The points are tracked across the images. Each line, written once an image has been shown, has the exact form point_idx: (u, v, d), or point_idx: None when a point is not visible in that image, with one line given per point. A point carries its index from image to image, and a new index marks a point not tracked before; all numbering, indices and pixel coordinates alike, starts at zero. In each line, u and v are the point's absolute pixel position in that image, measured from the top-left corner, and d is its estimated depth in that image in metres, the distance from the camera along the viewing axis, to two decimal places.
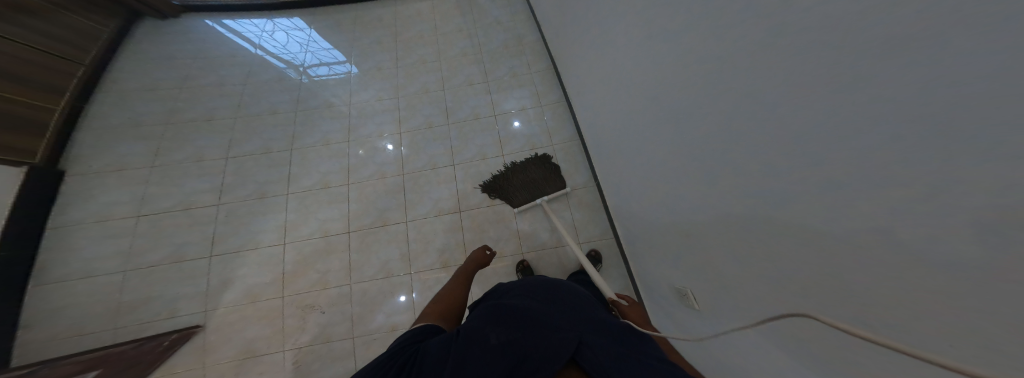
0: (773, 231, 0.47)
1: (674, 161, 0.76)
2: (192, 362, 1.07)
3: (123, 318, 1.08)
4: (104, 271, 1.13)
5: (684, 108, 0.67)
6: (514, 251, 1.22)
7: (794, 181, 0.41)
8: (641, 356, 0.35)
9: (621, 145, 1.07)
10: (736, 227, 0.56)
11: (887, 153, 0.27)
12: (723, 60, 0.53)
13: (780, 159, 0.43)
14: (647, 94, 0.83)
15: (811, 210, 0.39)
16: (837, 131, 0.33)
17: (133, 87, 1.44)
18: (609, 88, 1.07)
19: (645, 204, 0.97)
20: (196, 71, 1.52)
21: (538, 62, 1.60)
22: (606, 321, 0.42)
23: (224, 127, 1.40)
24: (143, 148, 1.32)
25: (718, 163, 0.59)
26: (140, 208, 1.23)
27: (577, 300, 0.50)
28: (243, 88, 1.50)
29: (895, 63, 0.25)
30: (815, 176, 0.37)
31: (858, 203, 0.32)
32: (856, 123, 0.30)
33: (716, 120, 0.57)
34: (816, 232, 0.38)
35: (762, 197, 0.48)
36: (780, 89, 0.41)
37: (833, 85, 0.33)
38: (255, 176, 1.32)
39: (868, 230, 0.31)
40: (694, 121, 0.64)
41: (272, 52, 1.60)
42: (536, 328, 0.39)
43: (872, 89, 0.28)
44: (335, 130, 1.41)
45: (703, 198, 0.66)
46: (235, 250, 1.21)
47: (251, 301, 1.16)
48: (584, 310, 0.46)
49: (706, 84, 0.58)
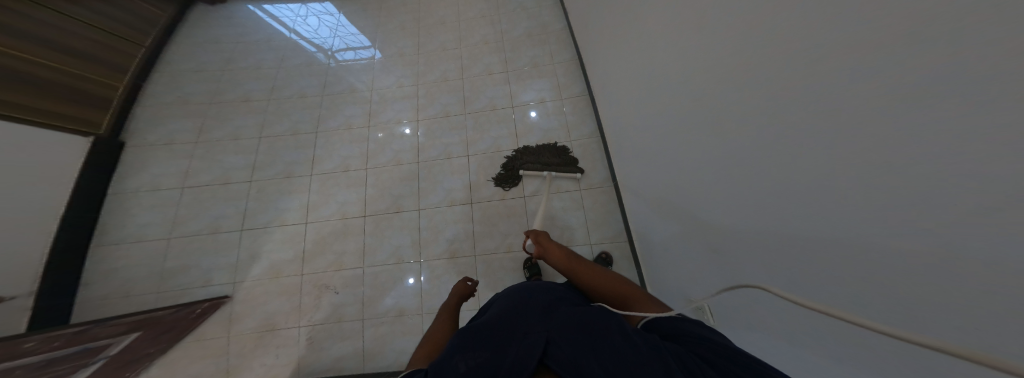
0: (799, 245, 0.40)
1: (696, 163, 0.68)
2: (219, 331, 1.16)
3: (166, 282, 1.19)
4: (150, 237, 1.25)
5: (712, 104, 0.59)
6: (522, 246, 1.17)
7: (824, 185, 0.34)
8: (613, 341, 0.30)
9: (641, 141, 0.98)
10: (756, 237, 0.50)
11: (955, 175, 0.20)
12: (760, 48, 0.45)
13: (818, 169, 0.35)
14: (671, 83, 0.75)
15: (853, 237, 0.31)
16: (886, 136, 0.26)
17: (182, 68, 1.56)
18: (633, 80, 0.98)
19: (660, 206, 0.89)
20: (236, 54, 1.62)
21: (562, 51, 1.51)
22: (573, 311, 0.38)
23: (258, 108, 1.48)
24: (189, 125, 1.44)
25: (745, 170, 0.51)
26: (183, 180, 1.34)
27: (548, 295, 0.45)
28: (276, 71, 1.57)
29: (962, 27, 0.19)
30: (851, 179, 0.31)
31: (897, 211, 0.26)
32: (896, 112, 0.25)
33: (746, 116, 0.49)
34: (845, 246, 0.32)
35: (788, 203, 0.41)
36: (825, 82, 0.33)
37: (888, 77, 0.25)
38: (283, 156, 1.38)
39: (904, 246, 0.25)
40: (722, 119, 0.56)
41: (304, 37, 1.66)
42: (498, 344, 0.34)
43: (923, 65, 0.22)
44: (357, 115, 1.44)
45: (723, 203, 0.58)
46: (264, 226, 1.28)
47: (274, 276, 1.22)
48: (553, 305, 0.41)
49: (738, 69, 0.51)
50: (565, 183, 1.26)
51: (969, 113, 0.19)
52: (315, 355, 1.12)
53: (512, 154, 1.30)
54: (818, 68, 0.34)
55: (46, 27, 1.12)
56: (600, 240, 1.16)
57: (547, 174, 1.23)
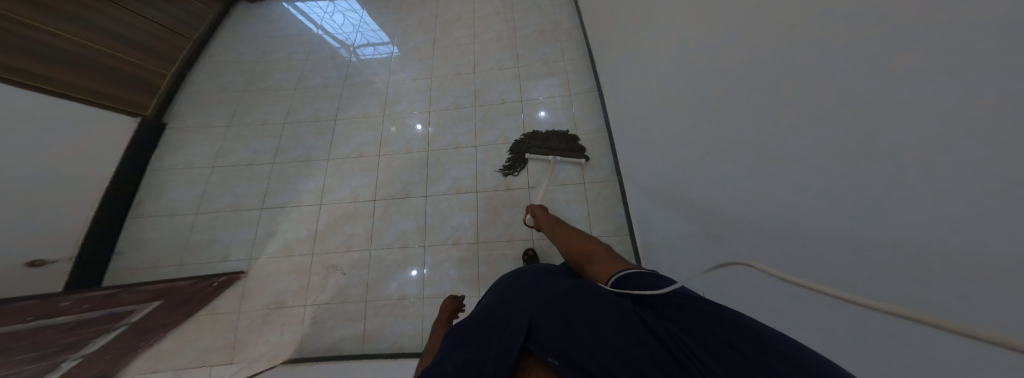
0: (804, 216, 0.38)
1: (701, 147, 0.65)
2: (231, 305, 1.21)
3: (189, 254, 1.27)
4: (179, 212, 1.34)
5: (722, 83, 0.57)
6: (524, 237, 1.16)
7: (838, 146, 0.32)
8: (601, 319, 0.26)
9: (647, 133, 0.96)
10: (754, 217, 0.48)
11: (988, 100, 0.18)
12: (776, 15, 0.43)
13: (831, 131, 0.33)
14: (678, 67, 0.74)
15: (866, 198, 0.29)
16: (909, 77, 0.24)
17: (222, 60, 1.71)
18: (641, 71, 0.97)
19: (663, 197, 0.86)
20: (269, 48, 1.75)
21: (573, 48, 1.53)
22: (553, 284, 0.34)
23: (284, 97, 1.58)
24: (222, 110, 1.55)
25: (752, 147, 0.49)
26: (213, 160, 1.44)
27: (531, 271, 0.42)
28: (303, 64, 1.68)
29: None
30: (863, 133, 0.29)
31: (910, 159, 0.24)
32: (920, 48, 0.23)
33: (756, 89, 0.48)
34: (857, 210, 0.30)
35: (797, 173, 0.39)
36: (844, 36, 0.31)
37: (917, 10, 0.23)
38: (304, 142, 1.47)
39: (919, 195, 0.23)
40: (731, 98, 0.54)
41: (329, 33, 1.77)
42: (477, 336, 0.30)
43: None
44: (373, 105, 1.51)
45: (727, 184, 0.56)
46: (282, 206, 1.35)
47: (287, 254, 1.28)
48: (534, 281, 0.37)
49: (749, 42, 0.49)
50: (569, 176, 1.25)
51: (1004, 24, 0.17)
52: (317, 334, 1.15)
53: (521, 138, 1.32)
54: (837, 23, 0.32)
55: (108, 18, 1.26)
56: (604, 235, 1.14)
57: (554, 159, 1.24)
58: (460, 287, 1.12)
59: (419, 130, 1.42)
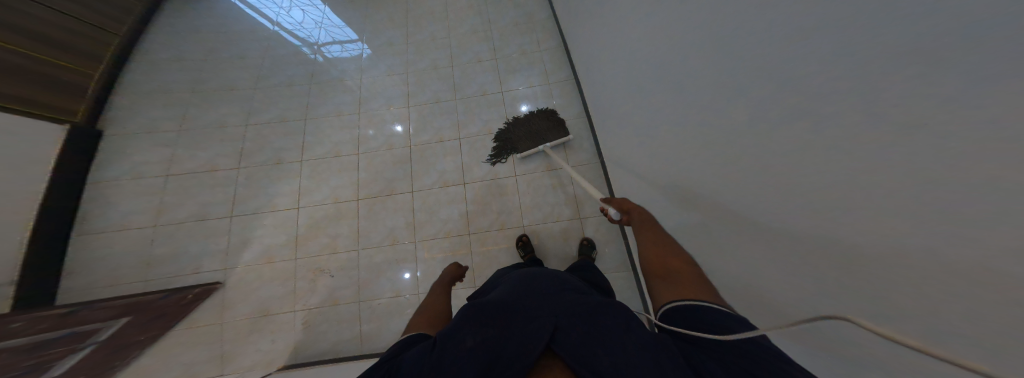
0: (768, 181, 0.47)
1: (676, 127, 0.75)
2: (211, 318, 1.15)
3: (154, 270, 1.18)
4: (137, 224, 1.22)
5: (692, 69, 0.65)
6: (515, 223, 1.23)
7: (790, 125, 0.41)
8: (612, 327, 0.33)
9: (626, 117, 1.05)
10: (728, 185, 0.58)
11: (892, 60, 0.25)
12: (734, 4, 0.51)
13: (786, 96, 0.41)
14: (650, 59, 0.83)
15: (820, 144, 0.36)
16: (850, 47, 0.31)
17: (162, 58, 1.53)
18: (615, 61, 1.05)
19: (645, 176, 0.96)
20: (218, 44, 1.59)
21: (548, 39, 1.58)
22: (572, 298, 0.41)
23: (243, 97, 1.46)
24: (171, 113, 1.41)
25: (722, 118, 0.57)
26: (168, 167, 1.31)
27: (550, 283, 0.49)
28: (261, 61, 1.56)
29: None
30: (809, 114, 0.38)
31: (843, 130, 0.33)
32: (846, 53, 0.31)
33: (720, 81, 0.57)
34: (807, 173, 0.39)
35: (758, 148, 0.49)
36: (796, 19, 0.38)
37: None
38: (273, 143, 1.38)
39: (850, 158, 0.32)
40: (699, 88, 0.63)
41: (288, 29, 1.65)
42: (505, 324, 0.37)
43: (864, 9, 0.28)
44: (347, 103, 1.46)
45: (703, 162, 0.66)
46: (255, 212, 1.28)
47: (268, 261, 1.23)
48: (554, 293, 0.45)
49: (711, 39, 0.57)
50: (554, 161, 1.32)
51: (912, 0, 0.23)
52: (313, 338, 1.14)
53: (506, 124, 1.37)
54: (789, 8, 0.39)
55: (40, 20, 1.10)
56: (590, 215, 1.24)
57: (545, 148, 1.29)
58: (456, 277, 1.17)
59: (399, 133, 1.40)
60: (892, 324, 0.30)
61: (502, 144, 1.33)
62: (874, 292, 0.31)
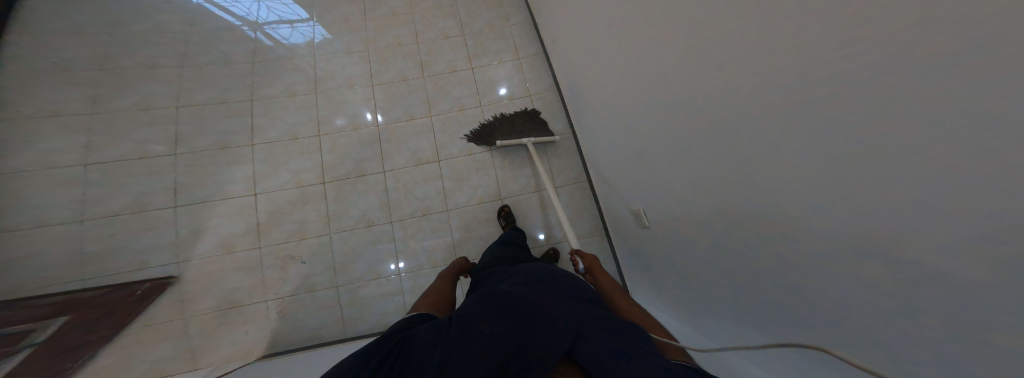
0: (716, 122, 0.57)
1: (642, 87, 0.82)
2: (172, 313, 1.07)
3: (90, 269, 1.06)
4: (60, 220, 1.08)
5: (658, 22, 0.69)
6: (492, 198, 1.28)
7: (733, 71, 0.50)
8: (620, 347, 0.42)
9: (597, 82, 1.10)
10: (682, 133, 0.69)
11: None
12: None
13: (731, 46, 0.49)
14: (617, 27, 0.88)
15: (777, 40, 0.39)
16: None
17: (51, 29, 1.28)
18: (584, 31, 1.10)
19: (617, 140, 1.05)
20: (128, 14, 1.36)
21: (516, 14, 1.57)
22: (586, 312, 0.51)
23: (168, 76, 1.28)
24: (81, 94, 1.21)
25: (687, 56, 0.62)
26: (86, 156, 1.15)
27: (563, 288, 0.59)
28: (188, 37, 1.38)
29: None
30: (750, 57, 0.45)
31: (777, 64, 0.40)
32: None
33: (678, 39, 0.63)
34: (748, 109, 0.48)
35: (705, 97, 0.59)
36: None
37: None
38: (214, 127, 1.26)
39: (780, 87, 0.41)
40: (662, 49, 0.70)
41: (219, 4, 1.46)
42: (524, 321, 0.47)
43: None
44: (301, 82, 1.36)
45: (668, 119, 0.74)
46: (205, 200, 1.18)
47: (227, 251, 1.16)
48: (568, 301, 0.54)
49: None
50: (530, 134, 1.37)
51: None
52: (290, 324, 1.12)
53: (491, 118, 1.36)
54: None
55: None
56: (564, 183, 1.34)
57: (528, 141, 1.26)
58: (437, 253, 1.20)
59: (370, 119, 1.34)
60: (798, 206, 0.42)
61: (484, 134, 1.30)
62: (787, 189, 0.43)
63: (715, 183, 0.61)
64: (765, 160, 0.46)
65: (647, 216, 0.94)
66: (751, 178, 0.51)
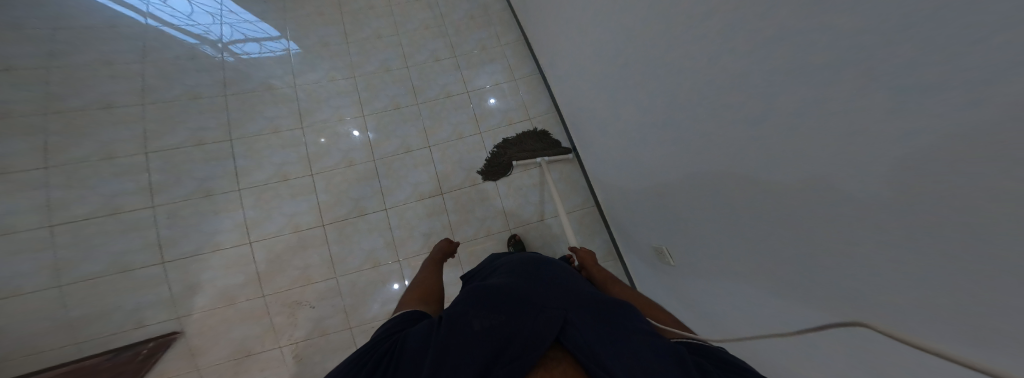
0: (716, 205, 0.66)
1: (645, 135, 0.89)
2: (183, 366, 1.10)
3: (82, 331, 1.06)
4: (33, 288, 1.06)
5: (657, 92, 0.77)
6: (501, 228, 1.34)
7: (728, 176, 0.59)
8: (609, 332, 0.46)
9: (602, 119, 1.13)
10: (680, 197, 0.80)
11: (858, 77, 0.30)
12: (682, 71, 0.65)
13: (726, 155, 0.58)
14: (618, 84, 0.95)
15: (785, 153, 0.44)
16: (811, 71, 0.36)
17: None
18: (582, 70, 1.16)
19: (625, 178, 1.11)
20: (67, 46, 1.35)
21: (506, 33, 1.58)
22: (576, 301, 0.56)
23: (129, 116, 1.30)
24: (25, 145, 1.20)
25: (689, 143, 0.70)
26: (48, 217, 1.14)
27: (557, 282, 0.64)
28: (142, 67, 1.35)
29: (798, 119, 0.40)
30: (743, 174, 0.55)
31: (772, 193, 0.50)
32: (767, 145, 0.47)
33: (683, 120, 0.70)
34: (750, 211, 0.57)
35: (707, 180, 0.67)
36: (758, 39, 0.44)
37: (809, 14, 0.34)
38: (192, 172, 1.28)
39: (777, 208, 0.50)
40: (671, 117, 0.74)
41: (174, 24, 1.44)
42: (514, 315, 0.50)
43: (779, 124, 0.44)
44: (284, 116, 1.40)
45: (673, 180, 0.81)
46: (195, 255, 1.20)
47: (229, 302, 1.18)
48: (561, 293, 0.59)
49: (668, 82, 0.71)
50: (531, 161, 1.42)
51: (863, 29, 0.28)
52: (307, 367, 1.17)
53: (497, 147, 1.41)
54: (750, 29, 0.45)
55: None
56: (573, 209, 1.41)
57: (541, 160, 1.36)
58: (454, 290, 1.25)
59: (356, 138, 1.40)
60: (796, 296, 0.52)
61: (502, 168, 1.37)
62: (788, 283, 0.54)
63: (723, 250, 0.71)
64: (790, 246, 0.50)
65: (673, 257, 0.95)
66: (755, 258, 0.61)
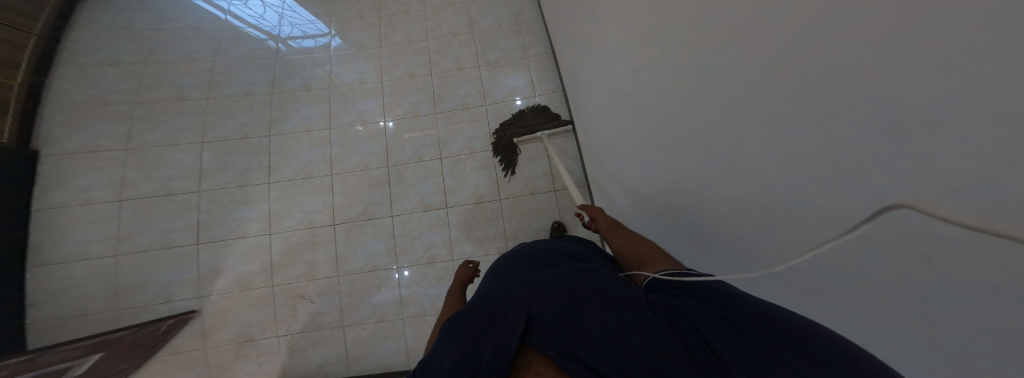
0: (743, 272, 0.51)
1: (660, 176, 0.73)
2: (194, 343, 1.18)
3: (125, 299, 1.20)
4: (98, 254, 1.24)
5: (673, 127, 0.62)
6: (501, 250, 1.24)
7: (753, 247, 0.45)
8: (585, 302, 0.38)
9: (615, 148, 0.99)
10: (687, 245, 0.66)
11: (982, 213, 0.16)
12: (701, 106, 0.51)
13: (750, 222, 0.44)
14: (636, 106, 0.79)
15: (863, 248, 0.28)
16: (900, 163, 0.22)
17: (93, 62, 1.51)
18: (598, 95, 1.04)
19: (637, 221, 0.91)
20: (158, 46, 1.57)
21: (535, 43, 1.48)
22: (541, 279, 0.46)
23: (195, 108, 1.47)
24: (114, 129, 1.42)
25: (706, 197, 0.55)
26: (120, 192, 1.32)
27: (519, 263, 0.55)
28: (213, 66, 1.55)
29: (860, 211, 0.26)
30: (774, 251, 0.40)
31: (824, 285, 0.35)
32: (813, 231, 0.33)
33: (697, 169, 0.56)
34: (794, 295, 0.41)
35: (727, 244, 0.52)
36: (799, 81, 0.30)
37: (892, 77, 0.21)
38: (234, 163, 1.39)
39: (834, 303, 0.35)
40: (684, 157, 0.60)
41: (252, 23, 1.62)
42: (483, 330, 0.39)
43: (830, 209, 0.30)
44: (315, 116, 1.46)
45: (682, 231, 0.66)
46: (223, 239, 1.29)
47: (243, 288, 1.25)
48: (525, 275, 0.49)
49: (684, 114, 0.57)
50: (540, 183, 1.30)
51: (982, 104, 0.15)
52: (298, 361, 1.19)
53: (498, 129, 1.35)
54: (796, 79, 0.31)
55: None
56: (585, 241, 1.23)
57: (540, 135, 1.30)
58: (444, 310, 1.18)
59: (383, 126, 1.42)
60: None
61: (506, 151, 1.32)
62: None
63: None
64: (828, 310, 0.36)
65: None
66: None
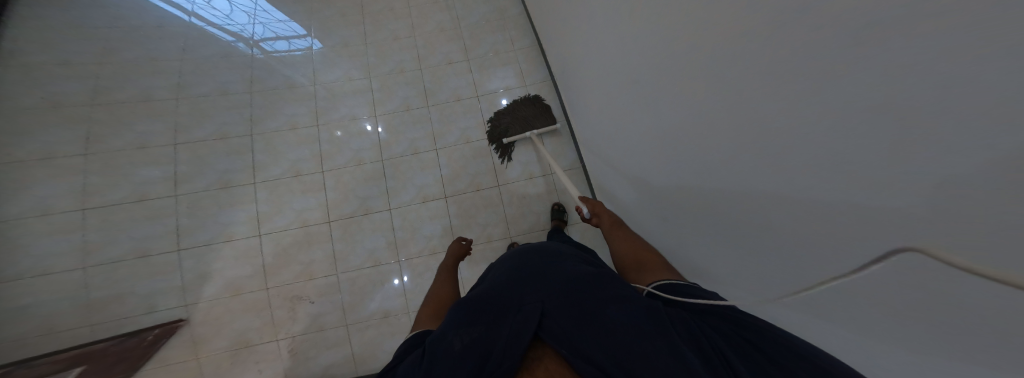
0: (727, 219, 0.60)
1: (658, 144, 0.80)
2: (184, 354, 1.11)
3: (98, 314, 1.10)
4: (63, 268, 1.14)
5: (668, 95, 0.70)
6: (501, 235, 1.29)
7: (743, 188, 0.53)
8: (598, 313, 0.42)
9: (610, 127, 1.07)
10: (686, 204, 0.74)
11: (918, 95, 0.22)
12: (697, 71, 0.58)
13: (740, 165, 0.52)
14: (630, 83, 0.86)
15: (819, 162, 0.36)
16: (858, 88, 0.29)
17: (41, 62, 1.39)
18: (590, 81, 1.12)
19: (634, 192, 1.01)
20: (117, 44, 1.46)
21: (521, 38, 1.56)
22: (558, 284, 0.50)
23: (163, 108, 1.38)
24: (71, 134, 1.30)
25: (705, 152, 0.62)
26: (84, 200, 1.22)
27: (539, 263, 0.59)
28: (182, 64, 1.46)
29: (830, 127, 0.33)
30: (759, 186, 0.49)
31: (786, 209, 0.44)
32: (793, 156, 0.40)
33: (694, 127, 0.64)
34: (763, 228, 0.51)
35: (722, 193, 0.60)
36: (786, 30, 0.37)
37: (855, 18, 0.27)
38: (215, 165, 1.33)
39: (790, 225, 0.44)
40: (683, 120, 0.67)
41: (216, 23, 1.55)
42: (497, 321, 0.44)
43: (809, 132, 0.37)
44: (301, 114, 1.43)
45: (682, 190, 0.74)
46: (207, 244, 1.23)
47: (234, 293, 1.20)
48: (543, 277, 0.54)
49: (678, 82, 0.65)
50: (535, 169, 1.37)
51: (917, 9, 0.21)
52: (301, 362, 1.16)
53: (492, 118, 1.41)
54: (782, 29, 0.38)
55: None
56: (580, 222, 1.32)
57: (533, 134, 1.37)
58: None
59: (371, 131, 1.42)
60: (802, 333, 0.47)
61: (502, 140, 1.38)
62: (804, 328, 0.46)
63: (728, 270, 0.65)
64: (785, 238, 0.46)
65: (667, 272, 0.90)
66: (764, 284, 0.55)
